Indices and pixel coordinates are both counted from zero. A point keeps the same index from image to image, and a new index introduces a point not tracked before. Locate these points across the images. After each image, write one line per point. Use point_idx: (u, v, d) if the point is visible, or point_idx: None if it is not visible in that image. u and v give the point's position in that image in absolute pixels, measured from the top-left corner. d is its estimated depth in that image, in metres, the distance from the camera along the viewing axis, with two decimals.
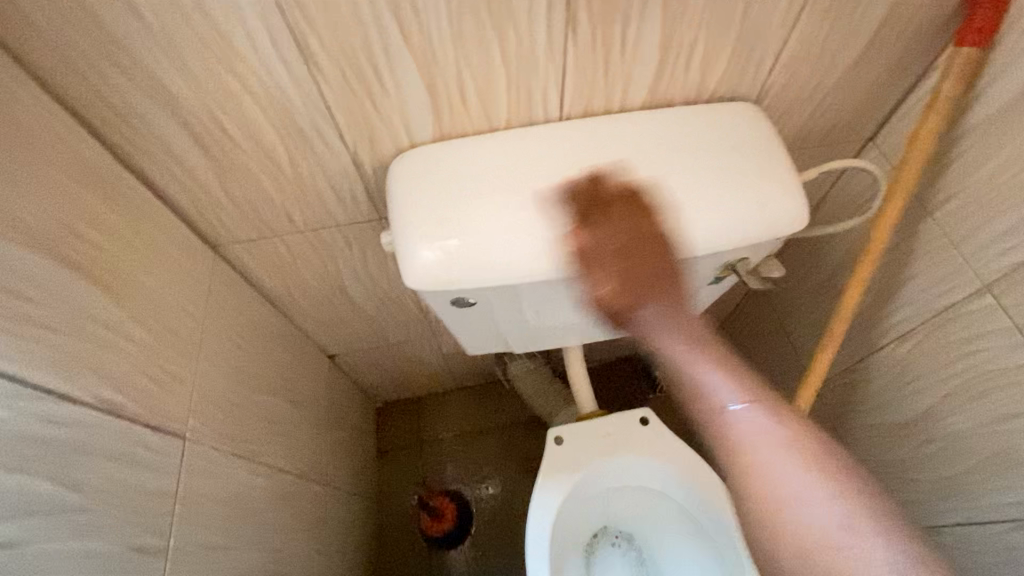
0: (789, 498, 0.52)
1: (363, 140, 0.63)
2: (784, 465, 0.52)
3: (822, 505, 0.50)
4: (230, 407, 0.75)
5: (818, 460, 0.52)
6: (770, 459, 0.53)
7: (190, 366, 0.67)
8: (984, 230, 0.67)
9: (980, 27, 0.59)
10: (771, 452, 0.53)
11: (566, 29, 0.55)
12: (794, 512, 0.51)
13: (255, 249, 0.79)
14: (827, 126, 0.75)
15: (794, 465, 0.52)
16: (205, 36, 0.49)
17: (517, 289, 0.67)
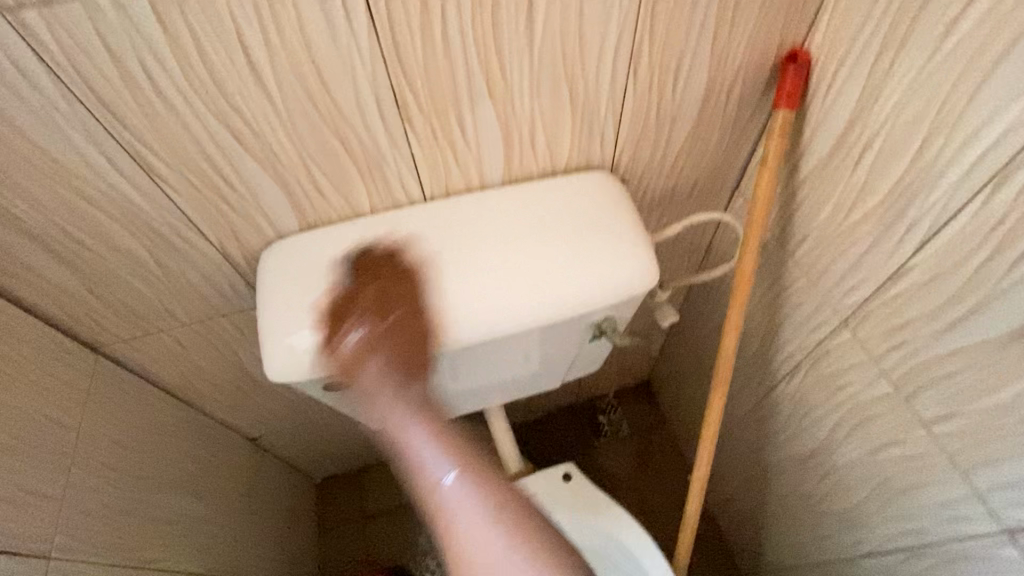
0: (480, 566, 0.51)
1: (227, 235, 0.65)
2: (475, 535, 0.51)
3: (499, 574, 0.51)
4: (117, 515, 0.72)
5: (527, 573, 0.51)
6: (464, 526, 0.51)
7: (59, 479, 0.65)
8: (831, 270, 0.70)
9: (788, 92, 0.65)
10: (468, 519, 0.51)
11: (403, 122, 0.59)
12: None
13: (143, 346, 0.78)
14: (688, 182, 0.80)
15: (480, 539, 0.51)
16: (38, 163, 0.51)
17: None
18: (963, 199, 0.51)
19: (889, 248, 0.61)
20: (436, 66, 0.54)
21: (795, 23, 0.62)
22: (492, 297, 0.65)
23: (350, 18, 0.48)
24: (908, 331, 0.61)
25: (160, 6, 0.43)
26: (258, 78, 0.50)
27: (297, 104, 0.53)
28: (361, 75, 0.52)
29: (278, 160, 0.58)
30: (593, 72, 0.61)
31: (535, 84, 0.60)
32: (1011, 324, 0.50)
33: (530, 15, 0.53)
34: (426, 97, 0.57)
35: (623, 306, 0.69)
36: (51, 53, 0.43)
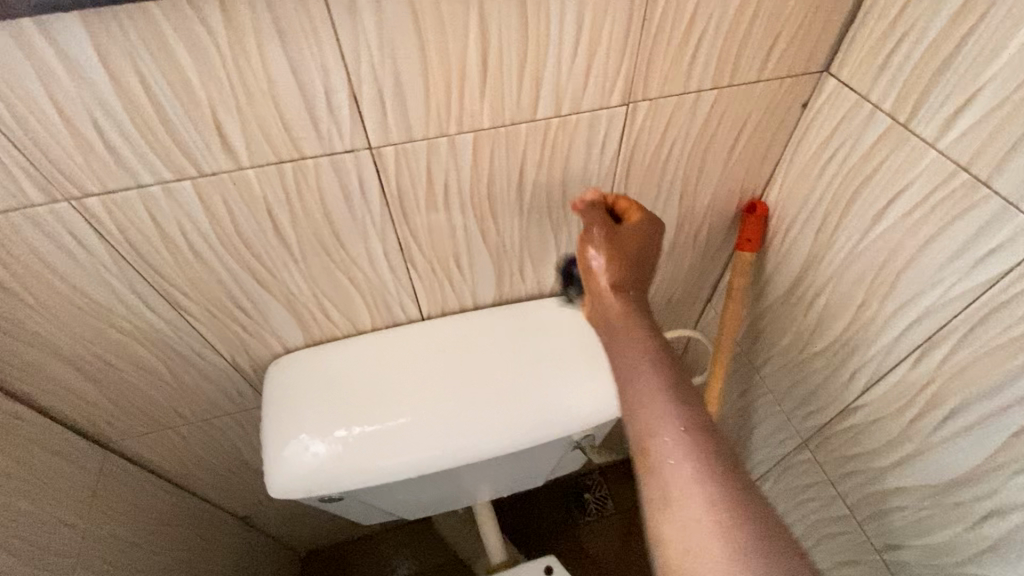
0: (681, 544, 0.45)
1: (240, 351, 0.71)
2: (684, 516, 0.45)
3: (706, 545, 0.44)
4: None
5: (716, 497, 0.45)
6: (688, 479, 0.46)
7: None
8: (794, 393, 0.76)
9: (749, 238, 0.72)
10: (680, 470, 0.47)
11: (405, 261, 0.66)
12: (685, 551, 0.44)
13: (149, 441, 0.82)
14: (664, 297, 0.87)
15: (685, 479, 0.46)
16: (81, 303, 0.57)
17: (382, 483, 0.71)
18: (896, 359, 0.59)
19: (841, 384, 0.68)
20: (437, 220, 0.62)
21: (754, 181, 0.70)
22: (479, 421, 0.68)
23: (365, 191, 0.55)
24: (861, 462, 0.68)
25: (206, 192, 0.50)
26: (281, 236, 0.57)
27: (313, 252, 0.60)
28: (371, 229, 0.60)
29: (292, 293, 0.65)
30: (576, 221, 0.68)
31: (524, 231, 0.67)
32: (943, 473, 0.58)
33: (521, 184, 0.61)
34: (427, 242, 0.64)
35: (602, 425, 0.73)
36: (107, 227, 0.50)
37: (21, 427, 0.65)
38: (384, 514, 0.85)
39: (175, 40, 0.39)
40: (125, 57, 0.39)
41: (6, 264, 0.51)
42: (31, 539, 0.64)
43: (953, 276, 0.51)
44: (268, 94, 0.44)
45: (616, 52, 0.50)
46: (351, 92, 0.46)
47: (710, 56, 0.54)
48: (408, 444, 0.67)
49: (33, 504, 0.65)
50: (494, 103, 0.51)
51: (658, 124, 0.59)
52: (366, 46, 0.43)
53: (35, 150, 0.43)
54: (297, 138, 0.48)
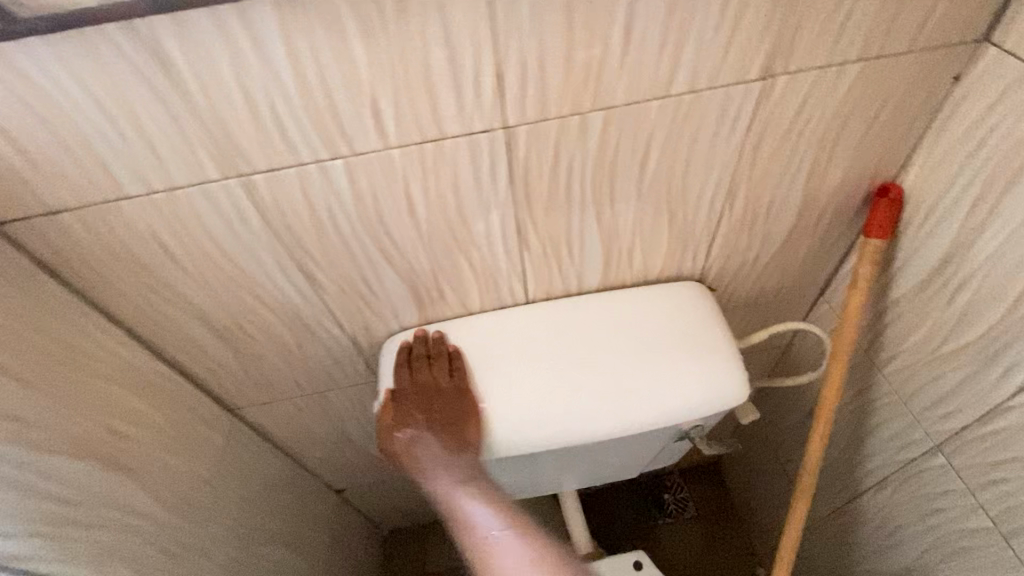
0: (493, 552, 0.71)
1: (359, 327, 0.75)
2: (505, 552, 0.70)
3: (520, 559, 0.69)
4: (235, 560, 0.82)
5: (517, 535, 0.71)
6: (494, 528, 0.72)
7: (203, 530, 0.75)
8: (927, 393, 0.71)
9: (880, 224, 0.68)
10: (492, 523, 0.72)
11: (520, 242, 0.67)
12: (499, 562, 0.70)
13: (269, 411, 0.89)
14: (773, 288, 0.83)
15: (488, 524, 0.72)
16: (232, 274, 0.62)
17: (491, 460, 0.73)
18: None
19: (993, 382, 0.62)
20: (556, 202, 0.63)
21: (888, 162, 0.66)
22: (592, 403, 0.69)
23: (494, 170, 0.57)
24: (1010, 469, 0.63)
25: (354, 170, 0.53)
26: (412, 213, 0.60)
27: (438, 231, 0.63)
28: (494, 209, 0.62)
29: (413, 272, 0.68)
30: (693, 205, 0.67)
31: (638, 216, 0.67)
32: None
33: (643, 165, 0.60)
34: (544, 224, 0.65)
35: (712, 415, 0.72)
36: (265, 201, 0.55)
37: (168, 387, 0.72)
38: None
39: (348, 22, 0.42)
40: (305, 40, 0.43)
41: (178, 234, 0.56)
42: (177, 490, 0.71)
43: None
44: (422, 74, 0.47)
45: (762, 23, 0.49)
46: (498, 69, 0.48)
47: (860, 26, 0.51)
48: (522, 424, 0.69)
49: (177, 458, 0.72)
50: (631, 79, 0.51)
51: (793, 101, 0.56)
52: (518, 24, 0.45)
53: (216, 128, 0.48)
54: (442, 116, 0.50)
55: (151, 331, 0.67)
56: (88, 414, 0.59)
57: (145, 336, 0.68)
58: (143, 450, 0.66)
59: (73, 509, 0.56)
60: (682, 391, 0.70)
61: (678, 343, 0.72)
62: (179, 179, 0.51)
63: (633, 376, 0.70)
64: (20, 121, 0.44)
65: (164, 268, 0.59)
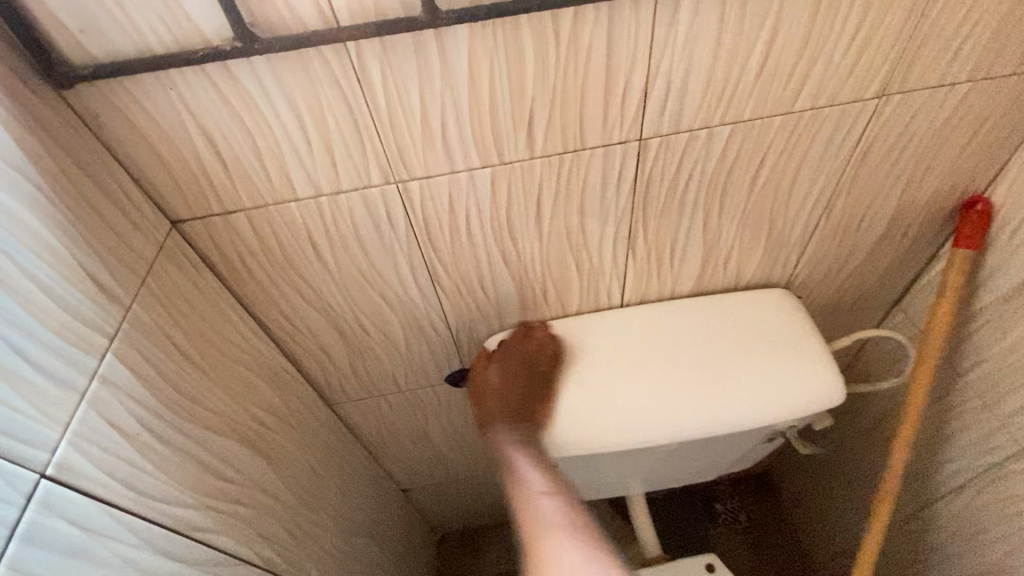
0: (554, 548, 0.64)
1: (465, 327, 0.79)
2: (563, 536, 0.64)
3: (576, 551, 0.63)
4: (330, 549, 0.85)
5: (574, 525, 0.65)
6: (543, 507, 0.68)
7: (311, 517, 0.79)
8: (1017, 397, 0.73)
9: (970, 235, 0.72)
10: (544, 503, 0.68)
11: (627, 249, 0.72)
12: (554, 556, 0.63)
13: (363, 407, 0.93)
14: (852, 297, 0.87)
15: (559, 509, 0.67)
16: (367, 273, 0.67)
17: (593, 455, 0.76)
18: None
19: None
20: (668, 210, 0.67)
21: (981, 176, 0.69)
22: (694, 406, 0.73)
23: (620, 180, 0.62)
24: None
25: (499, 178, 0.58)
26: (539, 219, 0.64)
27: (557, 236, 0.67)
28: (611, 217, 0.66)
29: (526, 274, 0.72)
30: (793, 215, 0.71)
31: (740, 225, 0.71)
32: None
33: (754, 177, 0.64)
34: (653, 231, 0.70)
35: (806, 417, 0.76)
36: (413, 205, 0.60)
37: (286, 377, 0.76)
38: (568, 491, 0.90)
39: (528, 45, 0.47)
40: (487, 61, 0.48)
41: (329, 234, 0.61)
42: (293, 474, 0.75)
43: None
44: (579, 93, 0.52)
45: (886, 46, 0.53)
46: (645, 87, 0.52)
47: (974, 50, 0.55)
48: (629, 420, 0.73)
49: (295, 446, 0.76)
50: (761, 97, 0.55)
51: (902, 118, 0.61)
52: (673, 47, 0.49)
53: (389, 140, 0.53)
54: (586, 131, 0.55)
55: (281, 328, 0.72)
56: (236, 398, 0.63)
57: (275, 332, 0.73)
58: (270, 433, 0.70)
59: (229, 485, 0.60)
60: (782, 391, 0.74)
61: (776, 345, 0.75)
62: (345, 184, 0.56)
63: (719, 392, 0.73)
64: (227, 131, 0.50)
65: (310, 266, 0.64)
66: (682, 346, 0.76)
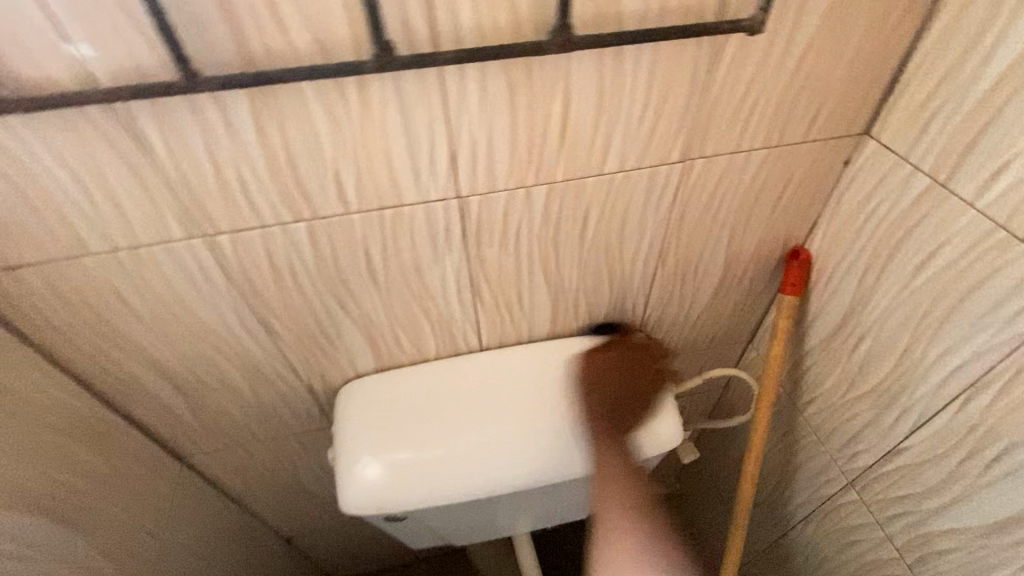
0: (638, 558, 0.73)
1: (316, 374, 0.77)
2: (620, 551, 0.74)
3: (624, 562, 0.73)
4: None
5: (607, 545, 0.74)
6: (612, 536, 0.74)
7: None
8: (840, 433, 0.78)
9: (793, 281, 0.76)
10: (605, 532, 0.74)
11: (472, 296, 0.72)
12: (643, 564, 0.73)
13: (220, 457, 0.88)
14: (707, 335, 0.91)
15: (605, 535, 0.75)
16: (191, 324, 0.64)
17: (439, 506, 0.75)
18: (940, 403, 0.61)
19: (886, 427, 0.69)
20: (506, 260, 0.68)
21: (799, 228, 0.75)
22: (540, 453, 0.73)
23: (448, 233, 0.62)
24: (907, 503, 0.68)
25: (315, 231, 0.57)
26: (370, 269, 0.63)
27: (395, 286, 0.67)
28: (447, 267, 0.66)
29: (369, 322, 0.71)
30: (630, 262, 0.73)
31: (581, 272, 0.73)
32: (993, 515, 0.58)
33: (584, 229, 0.66)
34: (494, 280, 0.70)
35: (652, 458, 0.77)
36: (226, 258, 0.58)
37: (116, 434, 0.72)
38: (434, 537, 0.88)
39: (313, 108, 0.47)
40: (273, 121, 0.47)
41: (136, 287, 0.58)
42: (116, 542, 0.69)
43: (994, 324, 0.53)
44: (380, 151, 0.52)
45: (678, 115, 0.56)
46: (448, 147, 0.53)
47: (762, 119, 0.59)
48: (472, 468, 0.72)
49: (119, 504, 0.70)
50: (569, 157, 0.57)
51: (711, 176, 0.64)
52: (467, 111, 0.51)
53: (184, 194, 0.51)
54: (397, 186, 0.55)
55: (103, 381, 0.67)
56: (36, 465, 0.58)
57: (97, 384, 0.68)
58: (86, 499, 0.65)
59: (19, 562, 0.55)
60: (623, 433, 0.75)
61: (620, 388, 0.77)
62: (145, 239, 0.54)
63: (561, 437, 0.74)
64: None
65: (122, 319, 0.61)
66: (529, 392, 0.76)
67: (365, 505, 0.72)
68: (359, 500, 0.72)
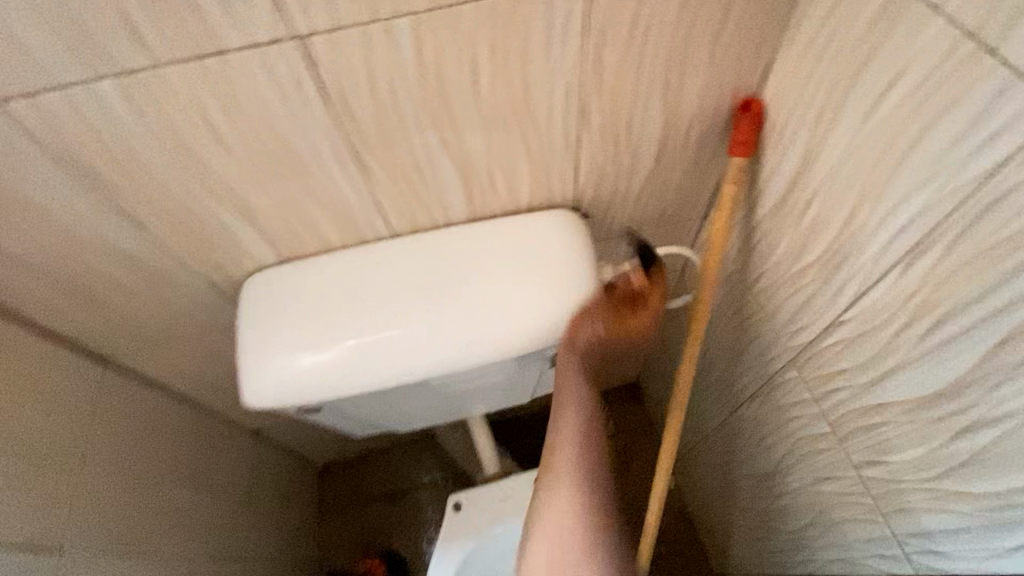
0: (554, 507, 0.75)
1: (212, 268, 0.71)
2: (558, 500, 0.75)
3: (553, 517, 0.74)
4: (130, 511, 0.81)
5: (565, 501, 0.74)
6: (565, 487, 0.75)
7: (79, 467, 0.74)
8: (784, 309, 0.72)
9: (743, 140, 0.65)
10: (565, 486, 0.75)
11: (363, 174, 0.63)
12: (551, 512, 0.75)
13: (146, 357, 0.86)
14: (655, 212, 0.82)
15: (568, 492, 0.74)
16: (37, 214, 0.58)
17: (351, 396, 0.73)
18: (884, 268, 0.53)
19: (829, 299, 0.62)
20: (390, 128, 0.58)
21: (748, 72, 0.62)
22: (451, 342, 0.69)
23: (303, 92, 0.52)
24: (842, 379, 0.63)
25: (129, 91, 0.48)
26: (222, 141, 0.54)
27: (261, 164, 0.58)
28: (319, 138, 0.56)
29: (250, 208, 0.63)
30: (545, 123, 0.63)
31: (488, 138, 0.63)
32: (925, 388, 0.52)
33: (476, 82, 0.55)
34: (384, 153, 0.61)
35: (579, 341, 0.73)
36: (36, 130, 0.49)
37: (12, 338, 0.68)
38: (371, 424, 0.88)
39: None
40: None
41: None
42: (46, 444, 0.70)
43: (952, 167, 0.44)
44: None
45: None
46: None
47: None
48: (377, 359, 0.69)
49: (18, 405, 0.67)
50: None
51: (625, 2, 0.52)
52: None
53: None
54: (211, 25, 0.44)
55: None
56: None
57: None
58: None
59: None
60: (545, 320, 0.70)
61: (544, 272, 0.71)
62: None
63: (474, 325, 0.69)
64: None
65: None
66: (441, 278, 0.71)
67: (270, 396, 0.70)
68: (262, 393, 0.69)
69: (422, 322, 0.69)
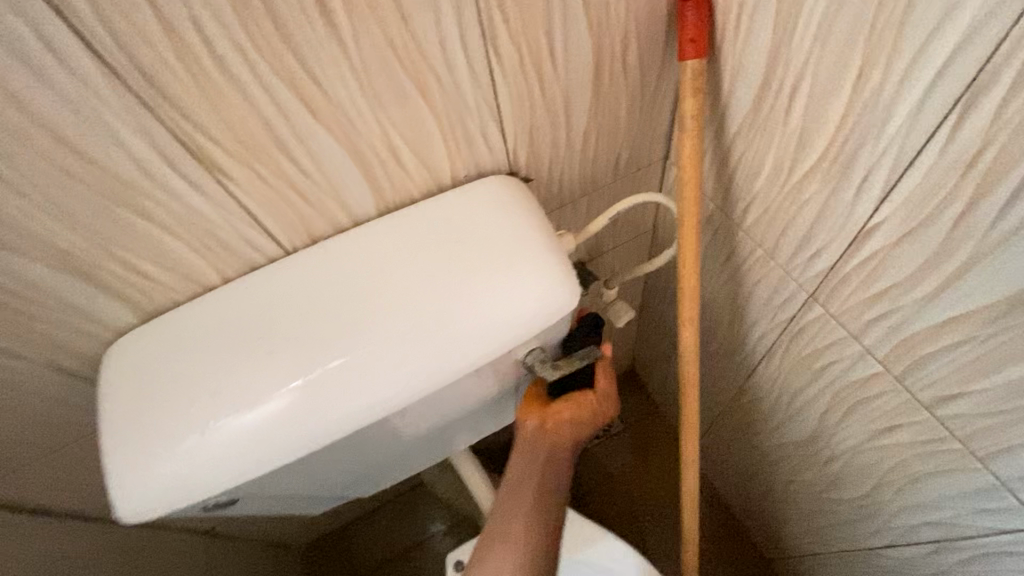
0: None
1: (52, 347, 0.54)
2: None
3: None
4: None
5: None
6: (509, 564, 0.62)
7: None
8: (787, 237, 0.58)
9: (692, 36, 0.51)
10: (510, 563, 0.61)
11: (212, 175, 0.47)
12: None
13: (14, 481, 0.67)
14: (608, 161, 0.68)
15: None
16: None
17: (272, 474, 0.55)
18: (920, 137, 0.40)
19: (847, 205, 0.49)
20: (222, 97, 0.42)
21: None
22: (382, 371, 0.52)
23: (74, 71, 0.37)
24: (886, 303, 0.50)
25: None
26: None
27: (56, 186, 0.42)
28: (122, 129, 0.41)
29: (60, 251, 0.47)
30: (441, 64, 0.48)
31: (370, 96, 0.47)
32: (1009, 286, 0.40)
33: (325, 13, 0.40)
34: (229, 137, 0.45)
35: (549, 332, 0.57)
36: None
37: None
38: (324, 495, 0.70)
39: None
40: None
41: None
42: None
43: None
44: None
45: None
46: None
47: None
48: (290, 416, 0.51)
49: None
50: None
51: None
52: None
53: None
54: None
55: None
56: None
57: None
58: None
59: None
60: (501, 317, 0.54)
61: (486, 258, 0.55)
62: None
63: (409, 343, 0.53)
64: None
65: None
66: (356, 293, 0.54)
67: (154, 501, 0.51)
68: (143, 499, 0.51)
69: (340, 353, 0.52)
